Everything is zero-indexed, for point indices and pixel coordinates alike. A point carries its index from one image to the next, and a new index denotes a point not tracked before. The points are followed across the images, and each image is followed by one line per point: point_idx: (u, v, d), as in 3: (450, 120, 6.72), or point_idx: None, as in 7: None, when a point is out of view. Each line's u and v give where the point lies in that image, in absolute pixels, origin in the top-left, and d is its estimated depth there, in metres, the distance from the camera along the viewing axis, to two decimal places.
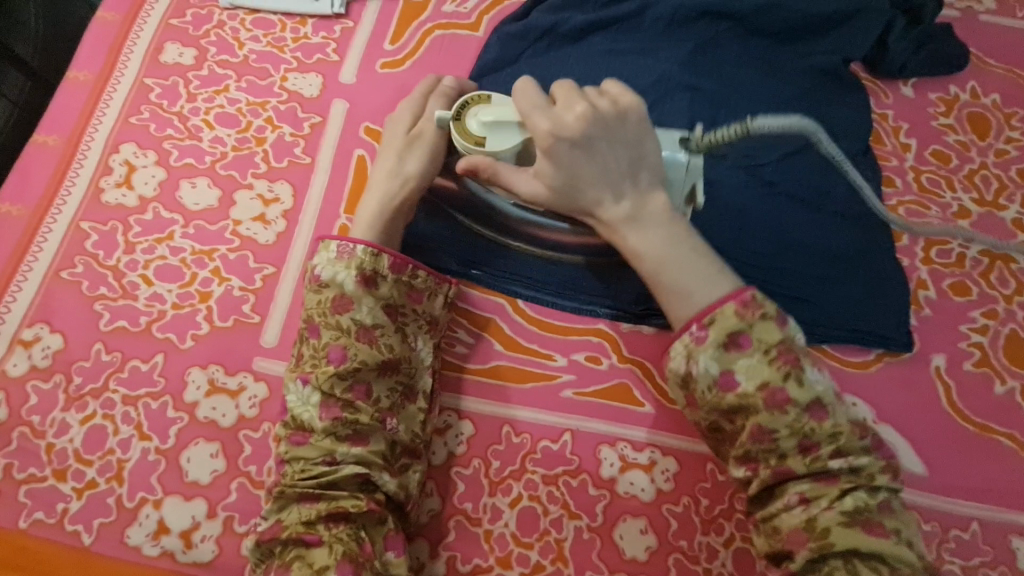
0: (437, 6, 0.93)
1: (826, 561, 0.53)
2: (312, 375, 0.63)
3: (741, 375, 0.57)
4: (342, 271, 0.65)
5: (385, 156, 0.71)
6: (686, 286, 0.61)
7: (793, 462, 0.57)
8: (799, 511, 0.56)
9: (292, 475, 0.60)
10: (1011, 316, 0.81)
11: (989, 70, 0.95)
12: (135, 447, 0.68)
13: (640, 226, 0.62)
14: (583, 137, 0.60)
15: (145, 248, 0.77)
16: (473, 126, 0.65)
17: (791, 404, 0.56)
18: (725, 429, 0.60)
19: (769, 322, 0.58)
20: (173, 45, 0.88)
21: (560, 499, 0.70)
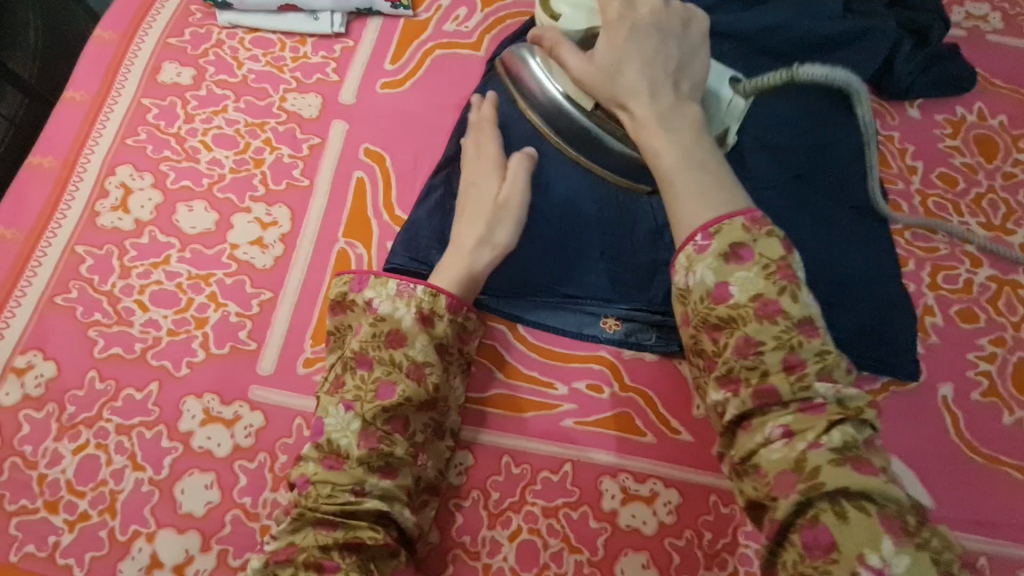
0: (438, 25, 0.92)
1: (813, 504, 0.47)
2: (357, 403, 0.61)
3: (734, 286, 0.53)
4: (402, 308, 0.64)
5: (469, 220, 0.70)
6: (703, 189, 0.57)
7: (776, 380, 0.51)
8: (781, 446, 0.50)
9: (319, 499, 0.57)
10: (1019, 344, 0.80)
11: (995, 91, 0.94)
12: (129, 478, 0.67)
13: (667, 126, 0.60)
14: (645, 28, 0.62)
15: (141, 273, 0.76)
16: (558, 3, 0.69)
17: (782, 316, 0.52)
18: (707, 348, 0.55)
19: (775, 239, 0.53)
20: (171, 64, 0.88)
21: (560, 532, 0.69)
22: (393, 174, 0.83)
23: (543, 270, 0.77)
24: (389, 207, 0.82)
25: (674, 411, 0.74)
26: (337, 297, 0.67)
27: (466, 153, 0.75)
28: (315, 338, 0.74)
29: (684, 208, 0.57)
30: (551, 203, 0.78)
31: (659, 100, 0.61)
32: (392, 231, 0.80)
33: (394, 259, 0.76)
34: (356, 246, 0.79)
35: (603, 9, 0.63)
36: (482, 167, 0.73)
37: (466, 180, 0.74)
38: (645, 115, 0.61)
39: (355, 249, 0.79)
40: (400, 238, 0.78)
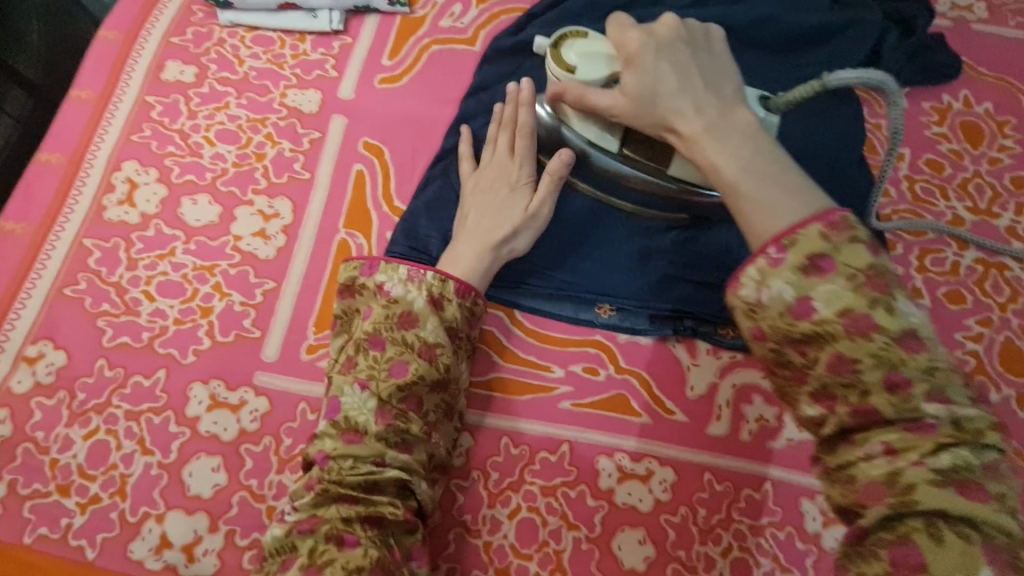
0: (434, 22, 0.95)
1: (904, 519, 0.39)
2: (372, 382, 0.63)
3: (819, 302, 0.43)
4: (414, 292, 0.68)
5: (496, 221, 0.73)
6: (773, 198, 0.47)
7: (877, 401, 0.41)
8: (882, 464, 0.41)
9: (341, 472, 0.59)
10: (1006, 324, 0.82)
11: (981, 79, 0.96)
12: (138, 462, 0.69)
13: (721, 134, 0.51)
14: (670, 44, 0.55)
15: (147, 264, 0.78)
16: (569, 55, 0.64)
17: (877, 330, 0.41)
18: (792, 361, 0.45)
19: (861, 245, 0.43)
20: (174, 63, 0.90)
21: (558, 510, 0.71)
22: (391, 167, 0.86)
23: (540, 255, 0.80)
24: (388, 199, 0.84)
25: (667, 392, 0.76)
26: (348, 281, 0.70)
27: (498, 154, 0.77)
28: (318, 326, 0.76)
29: (751, 222, 0.47)
30: None
31: (705, 112, 0.52)
32: (391, 222, 0.82)
33: (394, 249, 0.79)
34: (356, 236, 0.81)
35: (622, 39, 0.58)
36: (515, 176, 0.75)
37: (495, 180, 0.76)
38: (691, 130, 0.53)
39: (355, 239, 0.81)
40: (399, 228, 0.80)
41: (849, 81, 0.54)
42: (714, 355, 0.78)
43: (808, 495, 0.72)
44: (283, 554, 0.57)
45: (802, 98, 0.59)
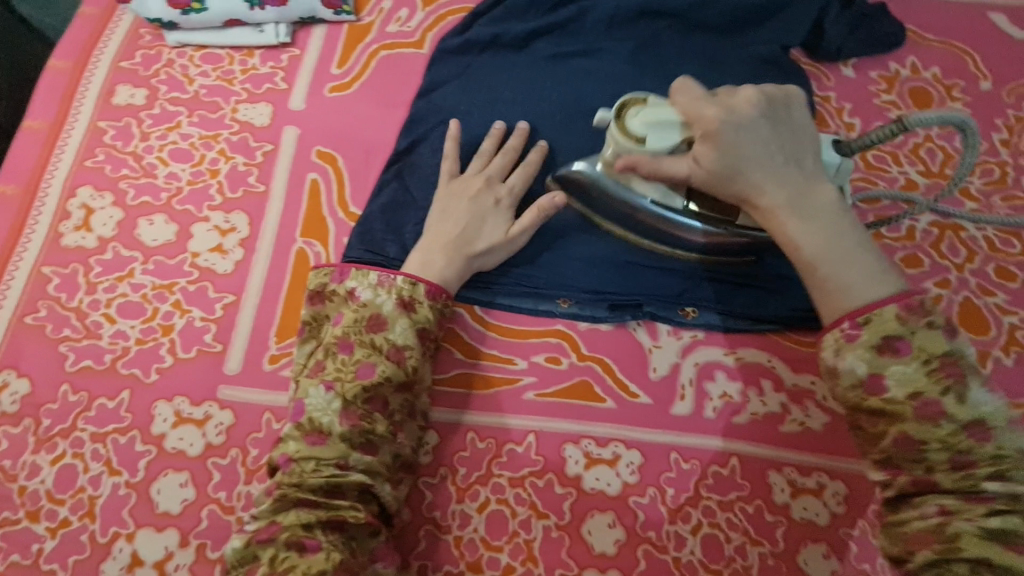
0: (381, 27, 0.95)
1: (949, 565, 0.47)
2: (338, 383, 0.64)
3: (890, 380, 0.51)
4: (384, 296, 0.69)
5: (471, 233, 0.75)
6: (851, 280, 0.54)
7: (939, 476, 0.50)
8: (934, 520, 0.49)
9: (303, 475, 0.59)
10: (964, 284, 0.83)
11: (926, 44, 0.97)
12: (106, 483, 0.70)
13: (801, 213, 0.56)
14: (753, 119, 0.58)
15: (106, 287, 0.79)
16: (634, 125, 0.63)
17: (946, 418, 0.49)
18: (864, 429, 0.53)
19: (935, 331, 0.51)
20: (124, 87, 0.91)
21: (527, 500, 0.71)
22: (345, 173, 0.86)
23: None
24: (344, 204, 0.84)
25: (630, 376, 0.77)
26: (318, 287, 0.71)
27: (490, 172, 0.79)
28: (279, 335, 0.76)
29: (829, 299, 0.55)
30: None
31: (785, 191, 0.57)
32: (347, 227, 0.83)
33: (350, 253, 0.79)
34: (313, 244, 0.82)
35: (697, 114, 0.60)
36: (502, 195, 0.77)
37: (478, 191, 0.77)
38: (772, 206, 0.57)
39: (312, 247, 0.82)
40: (354, 232, 0.80)
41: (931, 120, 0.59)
42: (675, 336, 0.79)
43: (774, 467, 0.73)
44: (243, 565, 0.56)
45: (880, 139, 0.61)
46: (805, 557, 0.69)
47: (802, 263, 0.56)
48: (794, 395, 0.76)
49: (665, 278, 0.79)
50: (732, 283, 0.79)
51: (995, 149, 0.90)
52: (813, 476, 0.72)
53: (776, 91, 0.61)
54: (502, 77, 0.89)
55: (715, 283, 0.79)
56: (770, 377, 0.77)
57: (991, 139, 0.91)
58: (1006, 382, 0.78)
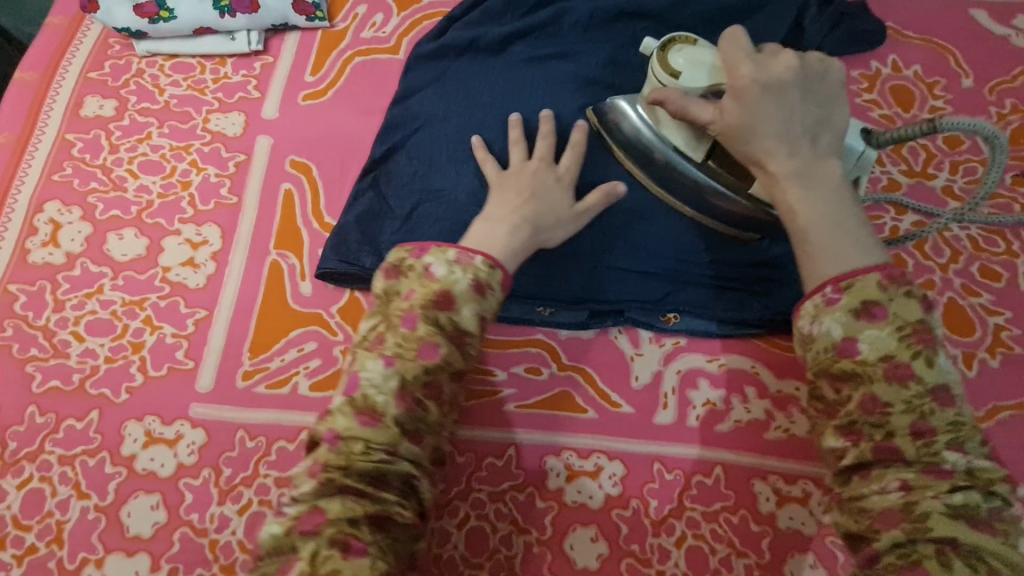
0: (356, 33, 0.94)
1: (915, 545, 0.45)
2: (398, 358, 0.56)
3: (864, 343, 0.50)
4: (458, 274, 0.61)
5: (535, 211, 0.70)
6: (842, 250, 0.53)
7: (901, 442, 0.48)
8: (897, 497, 0.47)
9: (351, 457, 0.52)
10: (948, 285, 0.82)
11: (907, 42, 0.96)
12: (75, 507, 0.68)
13: (806, 181, 0.55)
14: (787, 82, 0.56)
15: (75, 304, 0.77)
16: (675, 59, 0.63)
17: (915, 380, 0.49)
18: (828, 396, 0.52)
19: (914, 300, 0.50)
20: (93, 98, 0.89)
21: (508, 515, 0.70)
22: (320, 183, 0.85)
23: None
24: (318, 214, 0.83)
25: (612, 385, 0.76)
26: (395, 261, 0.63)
27: (541, 150, 0.74)
28: (253, 351, 0.75)
29: (815, 263, 0.53)
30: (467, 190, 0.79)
31: (797, 156, 0.55)
32: (322, 238, 0.81)
33: (324, 264, 0.77)
34: (288, 256, 0.80)
35: (733, 69, 0.57)
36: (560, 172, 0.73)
37: (536, 171, 0.73)
38: (780, 170, 0.55)
39: (286, 260, 0.80)
40: (328, 243, 0.79)
41: (961, 126, 0.59)
42: (657, 343, 0.78)
43: (759, 475, 0.71)
44: (275, 557, 0.48)
45: (910, 134, 0.59)
46: (790, 567, 0.68)
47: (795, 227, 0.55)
48: (778, 401, 0.75)
49: (652, 280, 0.77)
50: (718, 284, 0.77)
51: (977, 146, 0.89)
52: (798, 484, 0.71)
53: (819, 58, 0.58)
54: (479, 80, 0.85)
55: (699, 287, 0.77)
56: (753, 383, 0.75)
57: (974, 137, 0.90)
58: (992, 385, 0.77)
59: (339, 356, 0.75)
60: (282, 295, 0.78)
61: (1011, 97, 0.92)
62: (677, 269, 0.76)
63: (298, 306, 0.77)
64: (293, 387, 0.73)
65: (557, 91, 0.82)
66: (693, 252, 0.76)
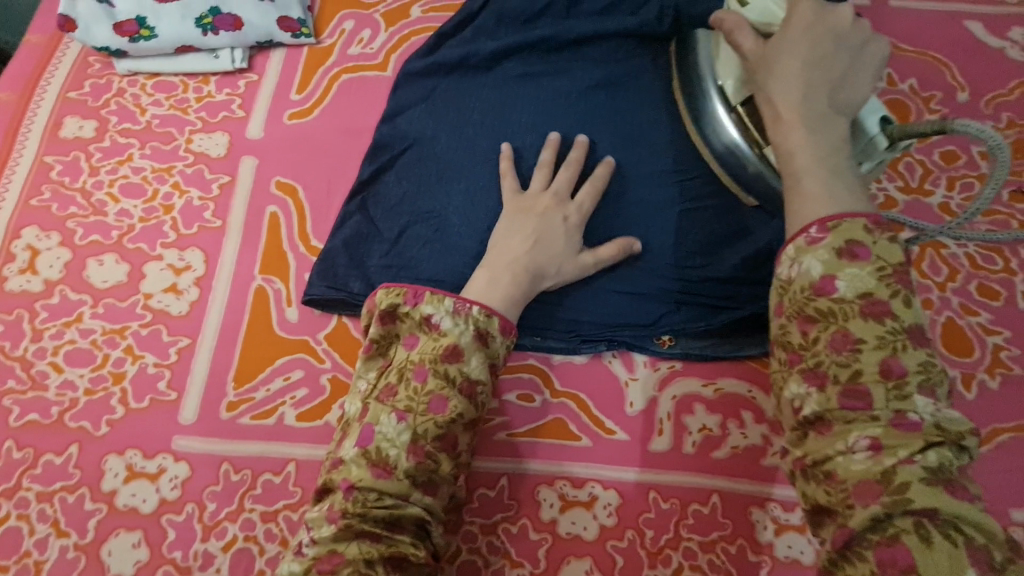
0: (343, 49, 0.92)
1: (892, 520, 0.43)
2: (410, 413, 0.58)
3: (843, 281, 0.50)
4: (462, 326, 0.63)
5: (543, 259, 0.71)
6: (823, 193, 0.54)
7: (870, 382, 0.47)
8: (866, 458, 0.45)
9: (367, 505, 0.54)
10: (946, 304, 0.80)
11: (902, 55, 0.95)
12: (53, 546, 0.66)
13: (810, 126, 0.56)
14: (831, 31, 0.57)
15: (54, 333, 0.75)
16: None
17: (891, 317, 0.48)
18: (797, 341, 0.51)
19: (895, 245, 0.51)
20: (73, 119, 0.86)
21: (500, 548, 0.68)
22: (306, 205, 0.83)
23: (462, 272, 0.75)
24: (305, 237, 0.81)
25: (606, 412, 0.74)
26: (391, 308, 0.65)
27: (556, 185, 0.75)
28: (237, 381, 0.73)
29: (800, 204, 0.54)
30: (457, 210, 0.77)
31: (810, 103, 0.56)
32: (309, 262, 0.79)
33: (311, 290, 0.75)
34: (274, 281, 0.78)
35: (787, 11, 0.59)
36: (572, 217, 0.74)
37: (548, 214, 0.73)
38: (790, 112, 0.57)
39: (272, 285, 0.78)
40: (315, 269, 0.77)
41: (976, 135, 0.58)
42: (651, 367, 0.76)
43: (757, 503, 0.70)
44: None
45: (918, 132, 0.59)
46: None
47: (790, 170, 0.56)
48: (776, 426, 0.73)
49: (648, 301, 0.75)
50: (713, 303, 0.75)
51: (974, 161, 0.88)
52: (796, 512, 0.69)
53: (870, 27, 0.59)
54: (468, 98, 0.84)
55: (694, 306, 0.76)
56: (750, 408, 0.74)
57: (970, 152, 0.89)
58: (992, 406, 0.75)
59: (327, 385, 0.73)
60: (268, 323, 0.76)
61: (1007, 111, 0.91)
62: (672, 288, 0.75)
63: (284, 333, 0.75)
64: (279, 418, 0.71)
65: (548, 110, 0.82)
66: (689, 269, 0.75)
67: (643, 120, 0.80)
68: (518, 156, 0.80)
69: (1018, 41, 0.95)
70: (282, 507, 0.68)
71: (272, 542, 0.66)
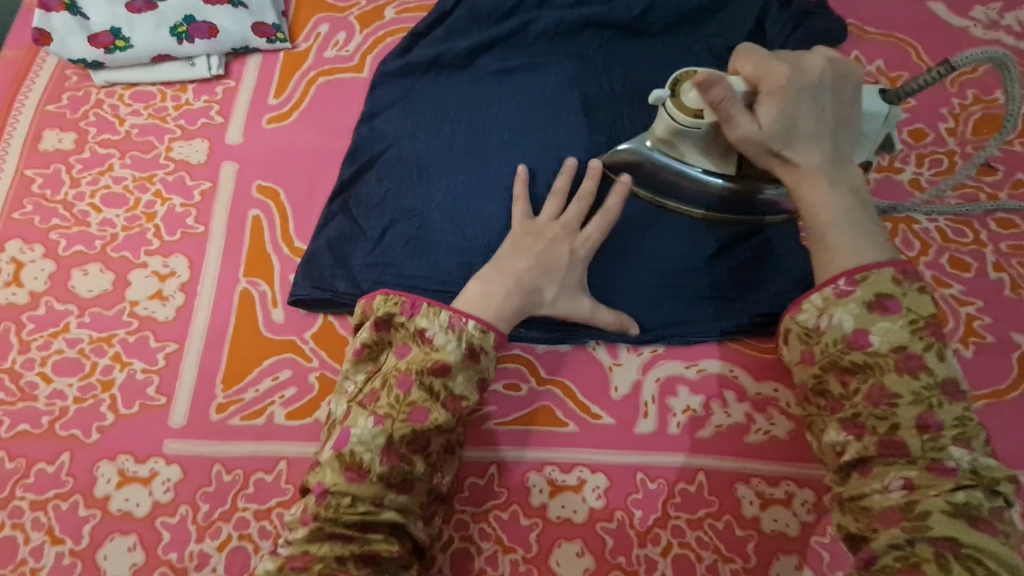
0: (319, 53, 0.93)
1: (913, 548, 0.48)
2: (389, 420, 0.59)
3: (876, 335, 0.54)
4: (453, 342, 0.63)
5: (543, 281, 0.70)
6: (857, 242, 0.57)
7: (905, 434, 0.52)
8: (899, 495, 0.50)
9: (339, 508, 0.57)
10: (921, 277, 0.82)
11: (868, 38, 0.97)
12: (48, 553, 0.67)
13: (829, 179, 0.59)
14: (819, 79, 0.60)
15: (41, 344, 0.75)
16: (693, 101, 0.64)
17: (925, 371, 0.53)
18: (833, 390, 0.56)
19: (924, 295, 0.55)
20: (52, 132, 0.87)
21: (492, 535, 0.70)
22: (288, 208, 0.83)
23: (446, 268, 0.76)
24: (288, 240, 0.82)
25: (592, 397, 0.75)
26: (387, 317, 0.66)
27: (565, 216, 0.74)
28: (225, 383, 0.74)
29: (830, 258, 0.57)
30: (440, 207, 0.79)
31: (823, 159, 0.59)
32: (293, 264, 0.80)
33: (297, 291, 0.76)
34: (258, 284, 0.79)
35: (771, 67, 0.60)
36: (575, 252, 0.73)
37: (551, 244, 0.72)
38: (808, 170, 0.59)
39: (257, 287, 0.79)
40: (300, 270, 0.78)
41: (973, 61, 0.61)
42: (634, 352, 0.77)
43: (742, 479, 0.71)
44: None
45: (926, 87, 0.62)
46: (776, 570, 0.67)
47: (817, 226, 0.59)
48: (758, 403, 0.74)
49: (631, 291, 0.77)
50: (693, 293, 0.77)
51: (942, 138, 0.90)
52: (780, 485, 0.71)
53: (842, 61, 0.62)
54: (445, 96, 0.85)
55: (675, 296, 0.77)
56: (732, 387, 0.75)
57: (937, 129, 0.91)
58: (970, 374, 0.77)
59: (315, 383, 0.74)
60: (253, 326, 0.77)
61: (972, 88, 0.93)
62: (654, 283, 0.77)
63: (270, 334, 0.76)
64: (269, 417, 0.72)
65: (524, 105, 0.83)
66: (668, 260, 0.78)
67: (614, 113, 0.82)
68: (534, 177, 0.79)
69: (980, 19, 0.97)
70: (275, 504, 0.68)
71: (266, 539, 0.67)
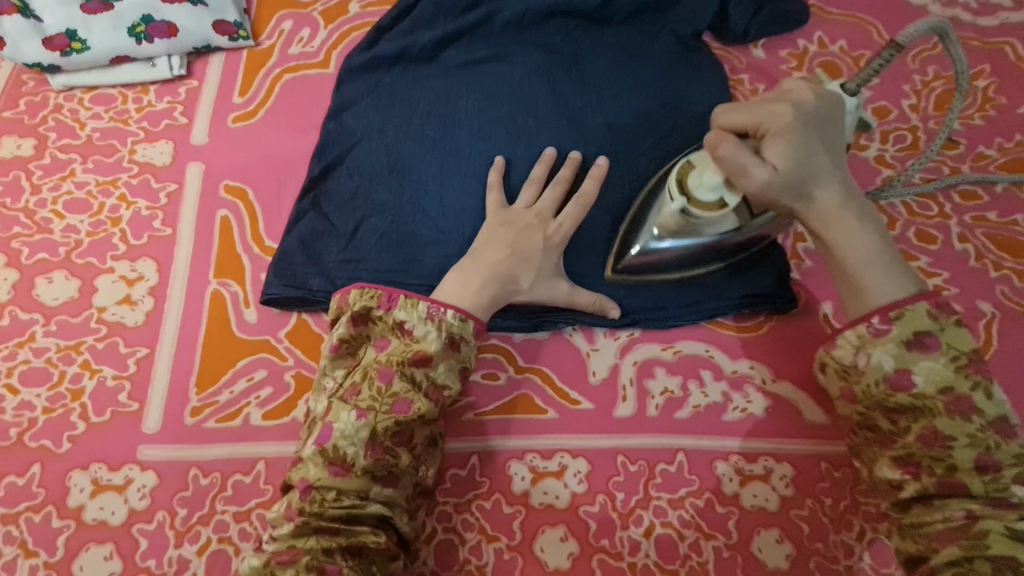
0: (283, 50, 0.92)
1: (973, 564, 0.49)
2: (371, 412, 0.59)
3: (918, 376, 0.53)
4: (433, 332, 0.63)
5: (520, 270, 0.70)
6: (888, 284, 0.56)
7: (965, 475, 0.51)
8: (961, 523, 0.51)
9: (325, 503, 0.56)
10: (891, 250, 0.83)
11: (831, 18, 0.97)
12: (22, 566, 0.65)
13: (850, 218, 0.57)
14: (816, 113, 0.57)
15: (7, 354, 0.74)
16: (707, 196, 0.63)
17: (977, 414, 0.52)
18: (882, 427, 0.56)
19: (963, 330, 0.54)
20: (9, 139, 0.85)
21: (475, 525, 0.69)
22: (257, 207, 0.82)
23: (419, 262, 0.76)
24: (258, 239, 0.81)
25: (571, 383, 0.75)
26: (363, 311, 0.65)
27: (540, 204, 0.74)
28: (200, 386, 0.73)
29: (863, 298, 0.56)
30: (413, 202, 0.78)
31: (839, 197, 0.57)
32: (263, 263, 0.79)
33: (270, 290, 0.75)
34: (229, 284, 0.78)
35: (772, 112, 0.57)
36: (551, 237, 0.72)
37: (525, 233, 0.72)
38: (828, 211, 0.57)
39: (228, 288, 0.78)
40: (272, 269, 0.77)
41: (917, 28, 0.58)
42: (612, 337, 0.77)
43: (722, 457, 0.72)
44: None
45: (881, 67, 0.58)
46: (758, 544, 0.68)
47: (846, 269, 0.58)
48: (735, 381, 0.75)
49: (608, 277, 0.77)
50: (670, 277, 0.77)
51: (905, 115, 0.91)
52: (759, 462, 0.71)
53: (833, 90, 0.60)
54: (415, 90, 0.85)
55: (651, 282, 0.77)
56: (709, 366, 0.76)
57: (901, 106, 0.92)
58: None
59: (291, 382, 0.73)
60: (226, 326, 0.76)
61: (933, 65, 0.94)
62: None
63: (244, 335, 0.75)
64: (245, 418, 0.71)
65: (495, 96, 0.83)
66: None
67: (584, 103, 0.83)
68: (509, 167, 0.79)
69: None
70: (255, 505, 0.68)
71: (247, 541, 0.66)
